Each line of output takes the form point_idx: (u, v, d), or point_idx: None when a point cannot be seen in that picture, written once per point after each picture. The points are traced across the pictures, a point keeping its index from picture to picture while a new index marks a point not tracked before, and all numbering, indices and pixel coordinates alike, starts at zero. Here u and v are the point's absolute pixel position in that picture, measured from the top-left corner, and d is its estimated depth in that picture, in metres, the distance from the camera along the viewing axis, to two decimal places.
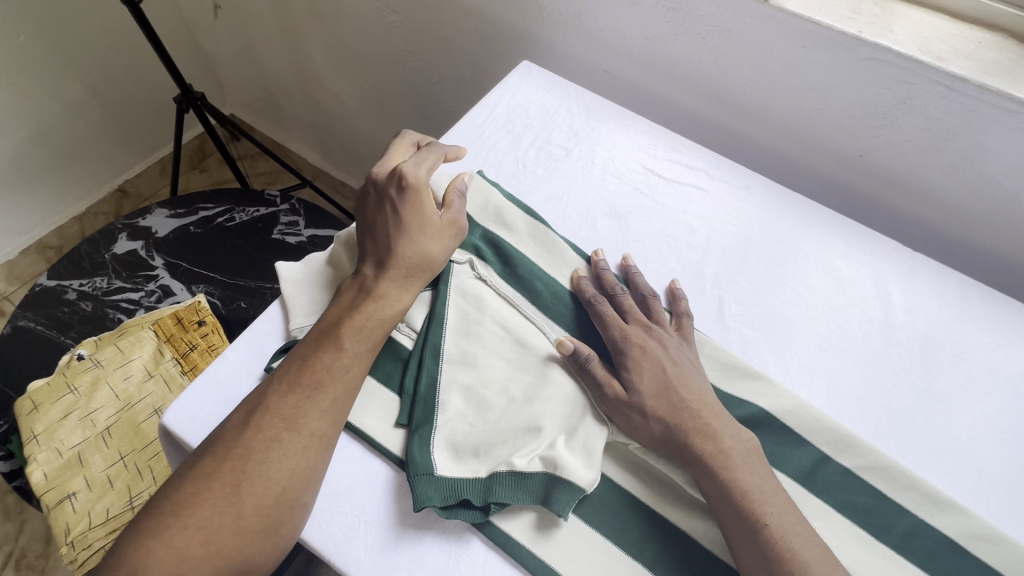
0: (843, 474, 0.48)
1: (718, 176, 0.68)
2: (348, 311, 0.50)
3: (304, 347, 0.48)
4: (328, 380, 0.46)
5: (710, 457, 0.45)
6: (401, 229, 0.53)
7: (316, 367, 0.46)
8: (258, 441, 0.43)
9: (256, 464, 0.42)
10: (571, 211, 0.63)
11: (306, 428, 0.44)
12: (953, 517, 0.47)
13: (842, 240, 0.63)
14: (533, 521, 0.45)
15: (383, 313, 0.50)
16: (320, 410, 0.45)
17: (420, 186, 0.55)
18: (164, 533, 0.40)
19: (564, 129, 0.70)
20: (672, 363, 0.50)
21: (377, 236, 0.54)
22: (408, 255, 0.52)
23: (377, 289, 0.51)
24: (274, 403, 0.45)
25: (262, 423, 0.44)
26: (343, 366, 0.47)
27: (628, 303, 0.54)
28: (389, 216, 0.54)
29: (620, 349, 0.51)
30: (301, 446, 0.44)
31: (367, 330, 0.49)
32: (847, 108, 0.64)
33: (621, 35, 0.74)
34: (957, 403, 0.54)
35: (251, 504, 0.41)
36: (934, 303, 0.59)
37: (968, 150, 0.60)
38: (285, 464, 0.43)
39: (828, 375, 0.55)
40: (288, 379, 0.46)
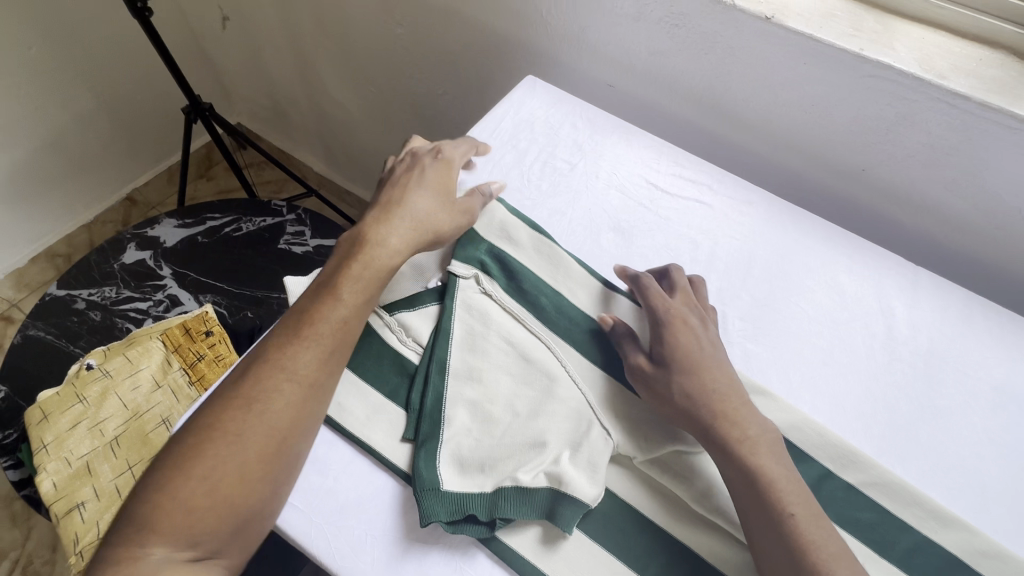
0: (847, 489, 0.49)
1: (721, 190, 0.68)
2: (348, 260, 0.52)
3: (302, 302, 0.50)
4: (326, 331, 0.48)
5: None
6: (421, 190, 0.57)
7: (314, 319, 0.48)
8: (258, 391, 0.44)
9: (257, 412, 0.44)
10: (576, 225, 0.64)
11: (304, 378, 0.46)
12: (955, 534, 0.47)
13: (845, 255, 0.64)
14: (538, 537, 0.45)
15: (382, 261, 0.52)
16: (317, 361, 0.46)
17: (451, 166, 0.61)
18: (169, 483, 0.41)
19: (568, 143, 0.71)
20: (707, 345, 0.52)
21: (397, 192, 0.57)
22: (419, 213, 0.55)
23: (381, 237, 0.53)
24: (273, 356, 0.46)
25: (261, 374, 0.45)
26: (341, 317, 0.48)
27: (681, 284, 0.56)
28: (415, 177, 0.59)
29: (661, 321, 0.53)
30: (299, 393, 0.45)
31: (365, 280, 0.51)
32: (849, 123, 0.65)
33: (625, 50, 0.75)
34: (961, 419, 0.54)
35: (253, 450, 0.42)
36: (937, 318, 0.60)
37: (970, 165, 0.61)
38: (284, 412, 0.44)
39: (831, 390, 0.55)
40: (286, 333, 0.47)
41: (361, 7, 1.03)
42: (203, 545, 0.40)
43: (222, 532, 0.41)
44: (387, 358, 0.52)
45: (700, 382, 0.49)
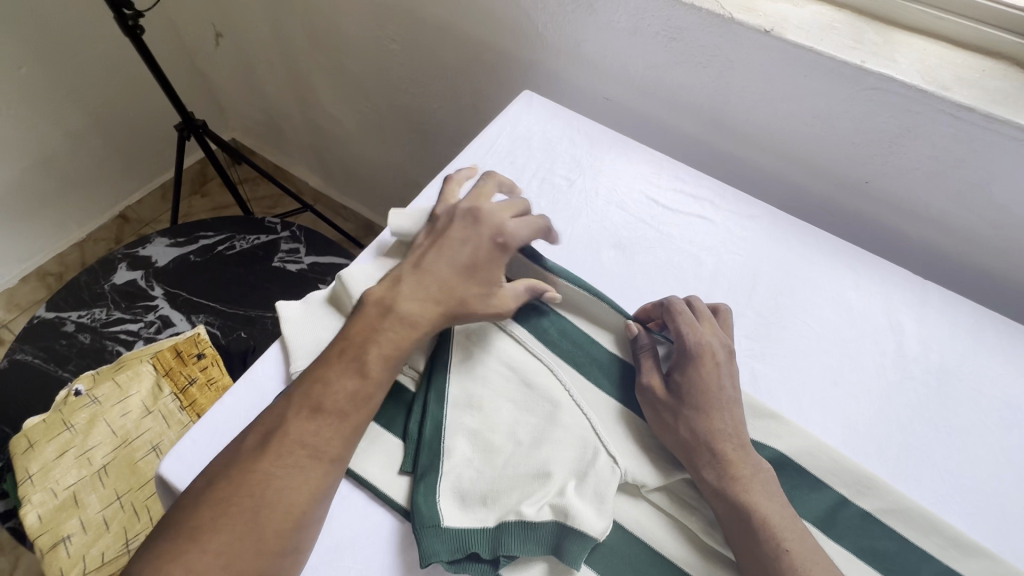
0: (862, 516, 0.47)
1: (724, 205, 0.67)
2: (372, 330, 0.47)
3: (323, 367, 0.45)
4: (352, 410, 0.43)
5: (729, 505, 0.44)
6: (459, 272, 0.50)
7: (336, 393, 0.43)
8: (278, 466, 0.40)
9: (278, 489, 0.40)
10: (576, 243, 0.63)
11: (328, 455, 0.42)
12: (979, 563, 0.45)
13: (851, 269, 0.63)
14: (544, 573, 0.43)
15: (406, 343, 0.47)
16: (343, 439, 0.43)
17: (507, 252, 0.52)
18: (183, 560, 0.36)
19: (566, 159, 0.70)
20: (730, 379, 0.50)
21: (439, 263, 0.50)
22: (450, 294, 0.49)
23: (408, 311, 0.48)
24: (294, 428, 0.42)
25: (280, 447, 0.41)
26: (362, 392, 0.44)
27: (707, 314, 0.54)
28: (466, 253, 0.51)
29: (691, 349, 0.51)
30: (324, 472, 0.41)
31: (390, 358, 0.46)
32: (852, 135, 0.64)
33: (622, 65, 0.74)
34: (978, 439, 0.52)
35: (271, 530, 0.38)
36: (947, 333, 0.58)
37: (977, 177, 0.59)
38: (306, 489, 0.40)
39: (842, 411, 0.53)
40: (305, 402, 0.43)
41: (355, 23, 1.03)
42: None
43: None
44: None
45: (710, 418, 0.47)
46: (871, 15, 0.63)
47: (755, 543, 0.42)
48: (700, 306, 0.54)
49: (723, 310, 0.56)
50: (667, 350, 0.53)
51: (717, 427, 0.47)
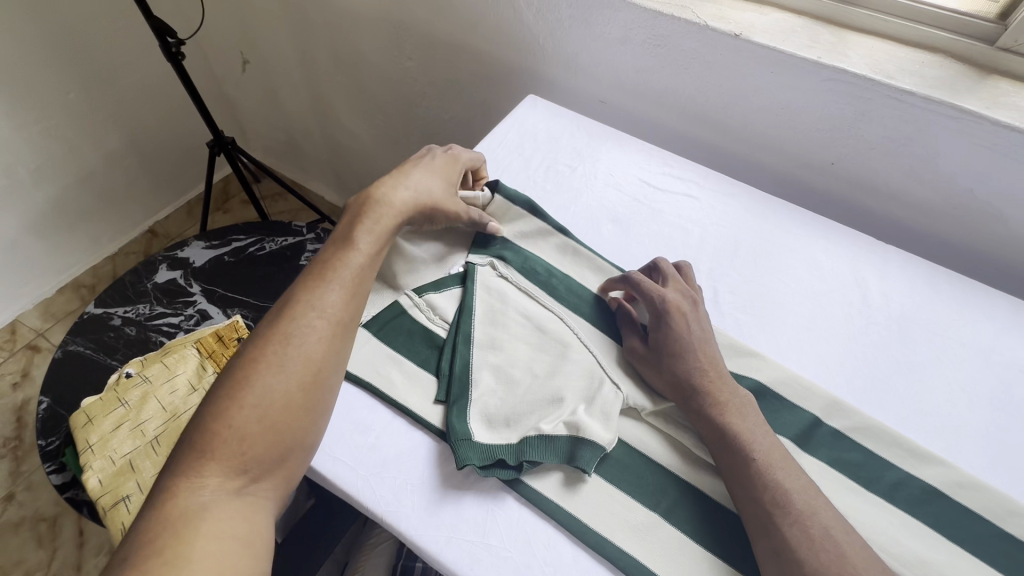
0: (833, 433, 0.55)
1: (707, 185, 0.76)
2: (356, 218, 0.59)
3: (320, 259, 0.56)
4: (346, 276, 0.54)
5: (713, 427, 0.51)
6: (424, 171, 0.65)
7: (334, 267, 0.55)
8: (292, 329, 0.50)
9: (295, 346, 0.49)
10: (578, 218, 0.72)
11: (333, 317, 0.52)
12: (933, 469, 0.52)
13: (822, 236, 0.71)
14: (560, 480, 0.50)
15: (388, 225, 0.59)
16: (342, 305, 0.53)
17: (458, 160, 0.69)
18: (226, 415, 0.46)
19: (568, 150, 0.79)
20: (699, 326, 0.58)
21: (405, 169, 0.65)
22: (425, 191, 0.63)
23: (388, 205, 0.60)
24: (301, 298, 0.52)
25: (293, 314, 0.51)
26: (357, 266, 0.55)
27: (671, 273, 0.61)
28: (427, 163, 0.66)
29: (660, 307, 0.57)
30: (330, 330, 0.51)
31: (375, 235, 0.58)
32: (816, 122, 0.73)
33: (614, 69, 0.84)
34: (935, 372, 0.60)
35: (295, 379, 0.48)
36: (906, 286, 0.66)
37: (923, 153, 0.69)
38: (318, 344, 0.50)
39: (814, 350, 0.61)
40: (309, 280, 0.54)
41: (373, 45, 1.14)
42: (249, 476, 0.45)
43: (267, 462, 0.46)
44: (417, 334, 0.58)
45: (700, 352, 0.55)
46: (827, 20, 0.74)
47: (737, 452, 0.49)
48: (671, 272, 0.62)
49: (689, 266, 0.64)
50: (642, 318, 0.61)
51: (707, 359, 0.55)
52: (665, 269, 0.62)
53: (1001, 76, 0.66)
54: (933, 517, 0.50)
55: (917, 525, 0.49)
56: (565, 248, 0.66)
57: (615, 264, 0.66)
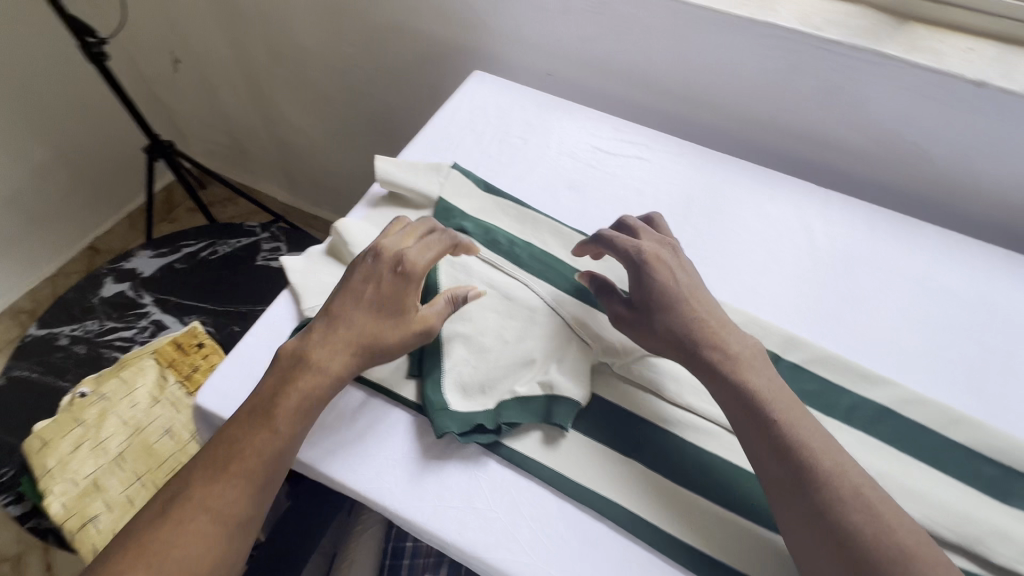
0: (792, 366, 0.58)
1: (657, 146, 0.77)
2: (284, 383, 0.49)
3: (233, 429, 0.47)
4: (254, 467, 0.45)
5: (730, 388, 0.49)
6: (371, 306, 0.52)
7: (240, 453, 0.46)
8: (174, 527, 0.43)
9: (174, 556, 0.42)
10: (534, 187, 0.72)
11: (230, 515, 0.44)
12: (884, 390, 0.56)
13: (770, 187, 0.73)
14: (540, 439, 0.51)
15: (319, 393, 0.49)
16: (245, 497, 0.45)
17: (414, 277, 0.53)
18: None
19: (519, 122, 0.79)
20: (681, 271, 0.57)
21: (351, 307, 0.52)
22: (372, 340, 0.51)
23: (320, 362, 0.50)
24: (197, 491, 0.44)
25: (183, 513, 0.43)
26: (271, 452, 0.46)
27: (640, 228, 0.61)
28: (373, 290, 0.52)
29: (639, 258, 0.56)
30: (223, 534, 0.43)
31: (300, 411, 0.48)
32: (754, 78, 0.76)
33: (558, 40, 0.85)
34: (879, 302, 0.64)
35: None
36: (848, 226, 0.70)
37: (854, 100, 0.72)
38: (204, 551, 0.42)
39: (770, 293, 0.64)
40: (211, 466, 0.45)
41: (312, 33, 1.11)
42: None
43: None
44: None
45: (689, 302, 0.54)
46: None
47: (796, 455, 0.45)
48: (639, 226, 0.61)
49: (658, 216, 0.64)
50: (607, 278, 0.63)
51: (701, 306, 0.54)
52: (634, 227, 0.61)
53: (918, 22, 0.71)
54: (885, 433, 0.54)
55: (872, 442, 0.53)
56: (524, 218, 0.67)
57: (575, 228, 0.67)
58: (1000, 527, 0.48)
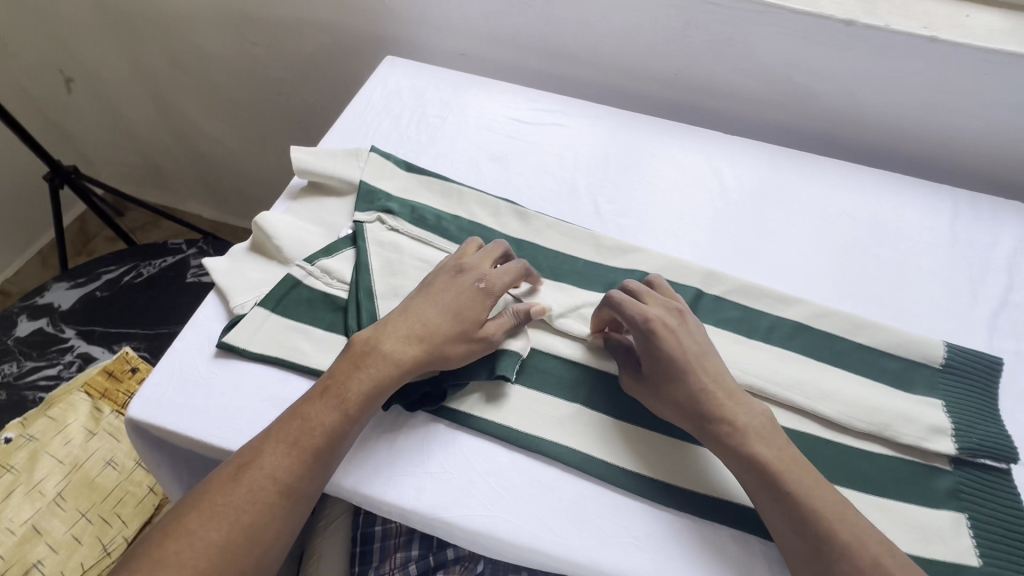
0: (714, 299, 0.62)
1: (571, 112, 0.80)
2: (354, 369, 0.49)
3: (305, 407, 0.47)
4: (321, 448, 0.45)
5: (738, 458, 0.47)
6: (446, 311, 0.52)
7: (310, 433, 0.46)
8: (236, 491, 0.43)
9: (240, 523, 0.42)
10: (457, 163, 0.73)
11: (292, 490, 0.44)
12: (797, 308, 0.61)
13: (680, 139, 0.77)
14: (483, 398, 0.53)
15: (388, 381, 0.48)
16: (310, 473, 0.45)
17: (491, 296, 0.54)
18: None
19: (435, 102, 0.80)
20: (691, 339, 0.52)
21: (426, 307, 0.52)
22: (439, 338, 0.50)
23: (391, 352, 0.49)
24: (267, 463, 0.44)
25: (251, 483, 0.43)
26: (339, 435, 0.46)
27: (646, 292, 0.54)
28: (452, 299, 0.53)
29: (643, 327, 0.51)
30: (284, 507, 0.44)
31: (368, 399, 0.48)
32: (653, 38, 0.80)
33: (464, 20, 0.86)
34: (786, 232, 0.69)
35: (229, 562, 0.41)
36: (754, 167, 0.75)
37: (745, 49, 0.77)
38: (265, 523, 0.43)
39: (689, 236, 0.67)
40: (283, 439, 0.45)
41: (213, 35, 1.06)
42: None
43: None
44: (318, 300, 0.58)
45: (698, 371, 0.50)
46: None
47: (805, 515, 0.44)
48: (642, 292, 0.54)
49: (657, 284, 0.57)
50: (535, 240, 0.64)
51: (712, 375, 0.50)
52: (638, 292, 0.54)
53: None
54: (801, 346, 0.59)
55: (790, 355, 0.58)
56: (449, 192, 0.67)
57: (501, 197, 0.69)
58: (904, 411, 0.54)
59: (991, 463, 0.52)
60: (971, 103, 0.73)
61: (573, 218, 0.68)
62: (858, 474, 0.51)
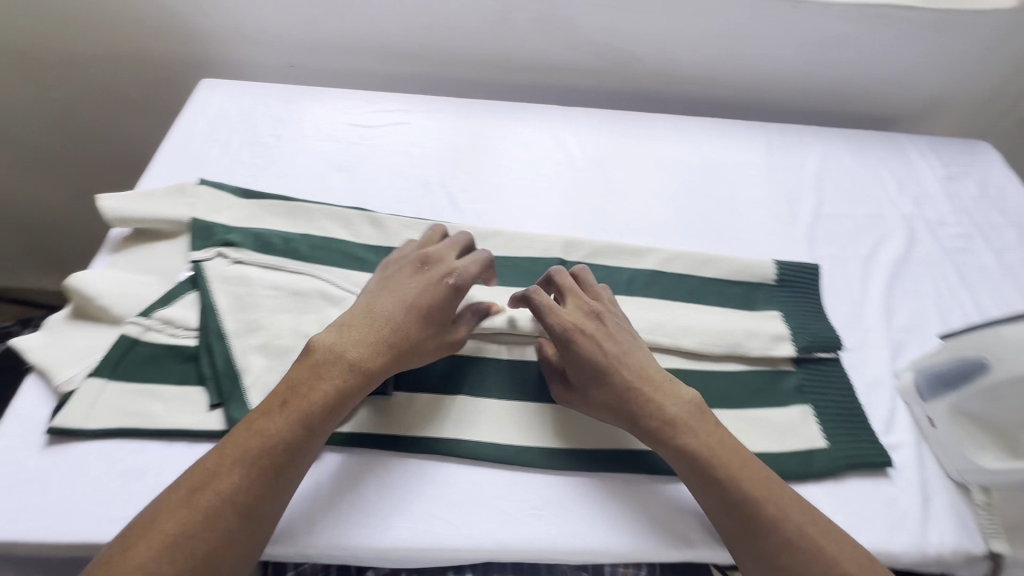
0: (576, 265, 0.64)
1: (413, 108, 0.79)
2: (318, 377, 0.46)
3: (266, 418, 0.44)
4: (286, 462, 0.43)
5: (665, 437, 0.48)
6: (413, 312, 0.50)
7: (274, 446, 0.43)
8: (190, 517, 0.39)
9: (196, 549, 0.39)
10: (300, 179, 0.70)
11: (253, 509, 0.41)
12: (650, 257, 0.66)
13: (523, 118, 0.80)
14: (364, 415, 0.52)
15: (353, 389, 0.47)
16: (273, 490, 0.42)
17: (460, 292, 0.52)
18: None
19: (266, 120, 0.75)
20: (610, 340, 0.51)
21: (389, 307, 0.50)
22: (404, 340, 0.49)
23: (359, 357, 0.48)
24: (223, 483, 0.41)
25: (207, 504, 0.40)
26: (303, 447, 0.44)
27: (567, 289, 0.54)
28: (416, 296, 0.51)
29: (560, 337, 0.50)
30: (244, 528, 0.41)
31: (332, 408, 0.46)
32: (478, 24, 0.81)
33: (283, 29, 0.82)
34: (631, 189, 0.73)
35: None
36: (592, 134, 0.79)
37: (564, 24, 0.80)
38: (223, 547, 0.40)
39: (544, 210, 0.70)
40: (240, 455, 0.42)
41: None
42: None
43: None
44: (162, 355, 0.53)
45: (625, 366, 0.50)
46: None
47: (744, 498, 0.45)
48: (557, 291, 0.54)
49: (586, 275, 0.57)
50: (394, 243, 0.63)
51: (635, 367, 0.50)
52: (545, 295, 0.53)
53: None
54: (658, 291, 0.63)
55: (650, 302, 0.62)
56: (296, 212, 0.64)
57: (352, 206, 0.67)
58: (751, 328, 0.60)
59: (824, 353, 0.60)
60: (761, 48, 0.82)
61: (431, 213, 0.68)
62: (722, 394, 0.56)
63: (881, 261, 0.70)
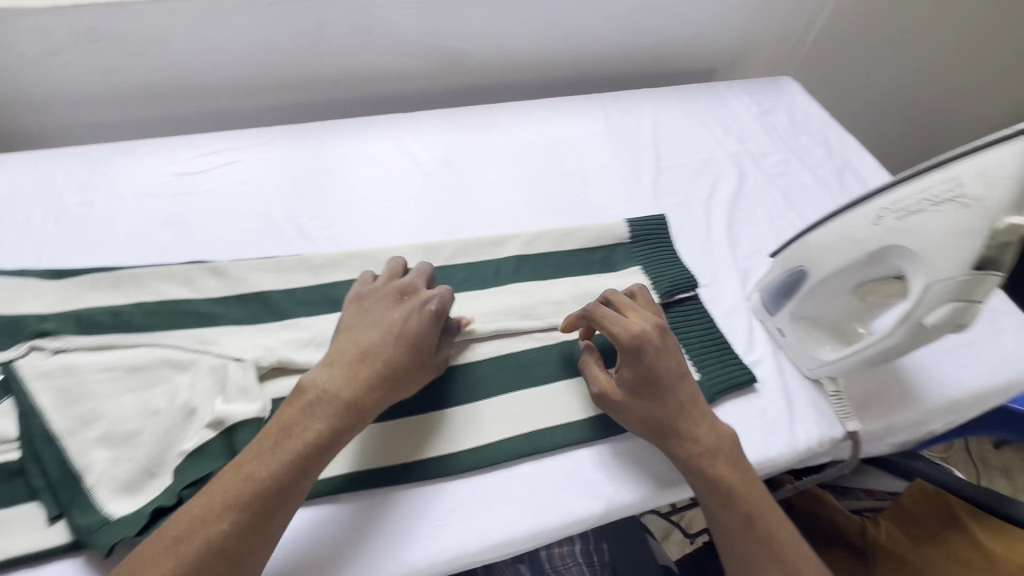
0: (441, 268, 0.64)
1: (243, 143, 0.74)
2: (309, 416, 0.45)
3: (256, 460, 0.43)
4: (275, 505, 0.42)
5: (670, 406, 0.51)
6: (406, 350, 0.49)
7: (264, 489, 0.42)
8: (177, 565, 0.39)
9: None
10: (125, 244, 0.63)
11: (237, 554, 0.40)
12: (513, 243, 0.66)
13: (364, 132, 0.78)
14: None
15: (343, 427, 0.45)
16: (261, 534, 0.41)
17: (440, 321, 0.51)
18: None
19: (72, 186, 0.68)
20: (671, 351, 0.52)
21: (377, 344, 0.48)
22: (392, 376, 0.48)
23: (350, 395, 0.46)
24: (209, 530, 0.40)
25: (192, 553, 0.39)
26: (292, 488, 0.43)
27: (624, 301, 0.55)
28: (404, 331, 0.49)
29: (629, 345, 0.51)
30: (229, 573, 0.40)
31: (323, 447, 0.44)
32: (294, 45, 0.77)
33: (75, 84, 0.74)
34: (483, 181, 0.74)
35: None
36: (437, 136, 0.78)
37: (384, 31, 0.79)
38: None
39: (400, 220, 0.69)
40: (227, 500, 0.41)
41: None
42: None
43: None
44: None
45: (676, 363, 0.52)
46: None
47: (715, 484, 0.48)
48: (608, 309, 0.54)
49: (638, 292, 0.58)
50: (242, 288, 0.59)
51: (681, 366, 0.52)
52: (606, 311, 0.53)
53: None
54: (525, 275, 0.64)
55: (520, 286, 0.63)
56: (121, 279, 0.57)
57: (189, 260, 0.62)
58: None
59: (685, 295, 0.64)
60: (580, 24, 0.86)
61: (281, 249, 0.64)
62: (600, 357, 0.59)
63: (720, 200, 0.76)
